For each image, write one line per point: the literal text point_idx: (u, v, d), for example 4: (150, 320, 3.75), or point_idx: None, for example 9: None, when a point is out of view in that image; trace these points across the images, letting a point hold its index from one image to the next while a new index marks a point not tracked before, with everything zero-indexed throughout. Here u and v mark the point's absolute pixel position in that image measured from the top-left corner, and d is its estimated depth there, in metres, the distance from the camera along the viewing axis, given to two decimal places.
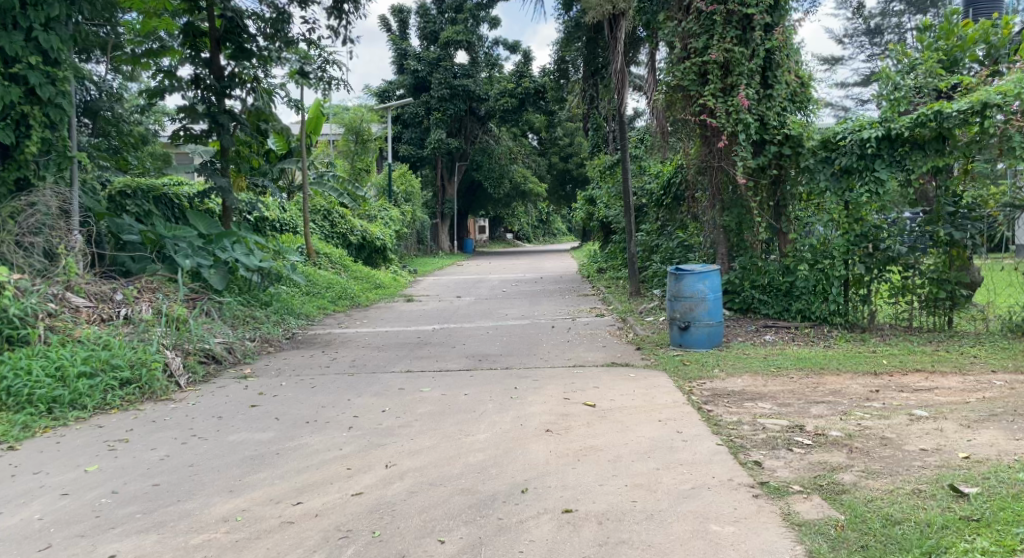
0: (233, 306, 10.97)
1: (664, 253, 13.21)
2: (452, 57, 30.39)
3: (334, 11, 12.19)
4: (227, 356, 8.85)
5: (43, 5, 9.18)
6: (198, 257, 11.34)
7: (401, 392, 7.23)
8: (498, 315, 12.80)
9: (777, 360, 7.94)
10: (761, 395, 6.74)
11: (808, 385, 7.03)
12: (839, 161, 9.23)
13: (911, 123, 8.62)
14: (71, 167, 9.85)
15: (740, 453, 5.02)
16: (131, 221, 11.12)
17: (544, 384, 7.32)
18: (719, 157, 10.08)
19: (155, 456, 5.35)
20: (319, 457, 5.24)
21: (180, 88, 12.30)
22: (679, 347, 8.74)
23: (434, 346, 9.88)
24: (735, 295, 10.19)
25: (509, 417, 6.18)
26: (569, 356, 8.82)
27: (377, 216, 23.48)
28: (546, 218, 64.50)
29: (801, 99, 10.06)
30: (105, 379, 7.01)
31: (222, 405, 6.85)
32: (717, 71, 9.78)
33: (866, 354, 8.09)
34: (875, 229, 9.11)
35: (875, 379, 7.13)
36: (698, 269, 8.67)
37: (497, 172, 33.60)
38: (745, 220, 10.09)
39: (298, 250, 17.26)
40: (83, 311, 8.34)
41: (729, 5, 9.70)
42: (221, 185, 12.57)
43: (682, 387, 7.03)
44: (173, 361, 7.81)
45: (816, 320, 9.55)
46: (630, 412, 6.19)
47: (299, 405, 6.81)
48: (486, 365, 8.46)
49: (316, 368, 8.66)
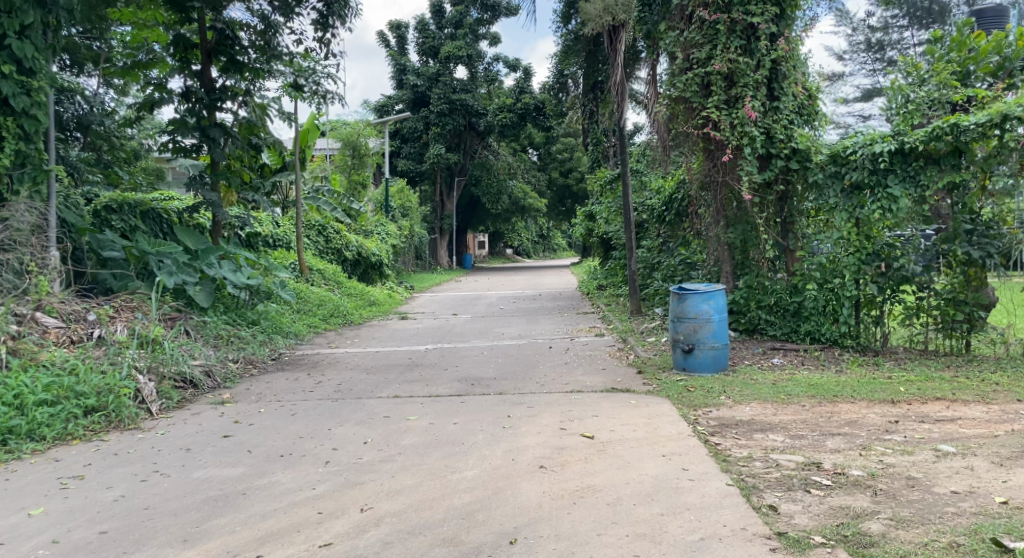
0: (216, 325, 10.48)
1: (666, 270, 12.76)
2: (451, 72, 30.09)
3: (321, 25, 11.84)
4: (205, 381, 8.40)
5: (17, 12, 8.80)
6: (184, 274, 10.88)
7: (386, 421, 6.76)
8: (494, 335, 12.33)
9: (787, 386, 7.46)
10: (772, 426, 6.26)
11: (822, 414, 6.56)
12: (849, 176, 8.77)
13: (925, 137, 8.20)
14: (48, 183, 9.42)
15: (753, 496, 4.57)
16: (113, 236, 10.69)
17: (540, 412, 6.85)
18: (724, 172, 9.68)
19: (109, 496, 4.91)
20: (288, 499, 4.78)
21: (171, 100, 11.90)
22: (682, 371, 8.28)
23: (425, 369, 9.39)
24: (741, 315, 9.73)
25: (500, 451, 5.70)
26: (566, 380, 8.33)
27: (373, 232, 23.05)
28: (546, 234, 64.01)
29: (809, 113, 9.66)
30: (67, 408, 6.56)
31: (192, 436, 6.39)
32: (720, 83, 9.37)
33: (881, 381, 7.59)
34: (887, 246, 8.70)
35: (893, 408, 6.66)
36: (702, 288, 8.21)
37: (496, 188, 33.09)
38: (750, 238, 9.68)
39: (291, 266, 16.80)
40: (52, 332, 7.93)
41: (733, 14, 9.29)
42: (211, 200, 12.13)
43: (687, 416, 6.56)
44: (145, 386, 7.37)
45: (826, 342, 9.07)
46: (631, 445, 5.72)
47: (275, 436, 6.34)
48: (478, 390, 7.98)
49: (299, 393, 8.19)
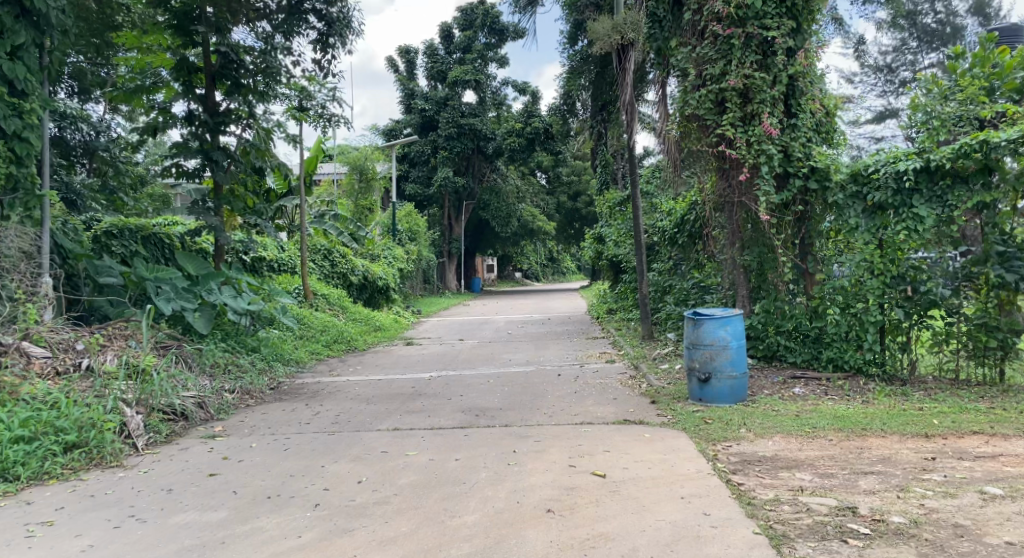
0: (214, 352, 10.05)
1: (679, 294, 12.36)
2: (459, 96, 29.95)
3: (322, 44, 11.58)
4: (196, 412, 8.01)
5: (9, 32, 8.54)
6: (183, 300, 10.49)
7: (383, 456, 6.34)
8: (501, 361, 11.89)
9: (812, 418, 6.99)
10: (798, 462, 5.83)
11: (852, 450, 6.12)
12: (872, 196, 8.35)
13: (952, 154, 7.82)
14: (40, 207, 9.11)
15: (784, 547, 4.28)
16: (110, 263, 10.33)
17: (547, 447, 6.42)
18: (739, 192, 9.30)
19: (76, 546, 4.56)
20: (272, 549, 4.44)
21: (174, 125, 11.60)
22: (699, 401, 7.84)
23: (427, 398, 8.92)
24: (759, 341, 9.31)
25: (504, 491, 5.30)
26: (576, 411, 7.88)
27: (380, 255, 22.63)
28: (555, 257, 63.59)
29: (827, 131, 9.29)
30: (45, 445, 6.20)
31: (176, 474, 6.01)
32: (736, 99, 8.98)
33: (913, 412, 7.12)
34: (913, 269, 8.28)
35: (928, 443, 6.22)
36: (719, 314, 7.77)
37: (505, 212, 32.57)
38: (767, 261, 9.23)
39: (294, 291, 16.47)
40: (36, 363, 7.58)
41: (748, 28, 8.94)
42: (212, 224, 11.76)
43: (705, 452, 6.11)
44: (131, 420, 7.02)
45: (851, 370, 8.59)
46: (646, 485, 5.29)
47: (263, 474, 5.93)
48: (482, 422, 7.53)
49: (293, 425, 7.78)
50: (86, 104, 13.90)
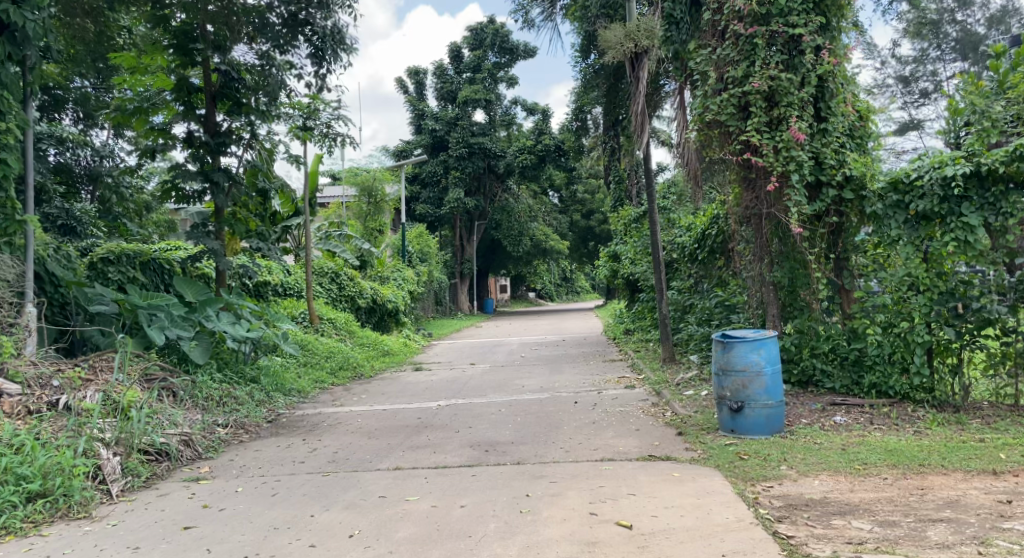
0: (208, 385, 9.36)
1: (703, 313, 11.69)
2: (470, 116, 29.51)
3: (315, 59, 10.78)
4: (182, 451, 7.34)
5: None
6: (179, 328, 9.77)
7: (381, 502, 5.69)
8: (514, 388, 11.15)
9: (861, 452, 6.25)
10: (851, 506, 5.14)
11: (911, 489, 5.42)
12: (915, 205, 7.66)
13: (1006, 157, 7.13)
14: (23, 231, 8.46)
15: None
16: (101, 289, 9.58)
17: (565, 489, 5.72)
18: (768, 202, 8.52)
19: None
20: None
21: (174, 146, 10.95)
22: (731, 432, 7.12)
23: (434, 432, 8.21)
24: (793, 365, 8.57)
25: (515, 549, 4.70)
26: (595, 445, 7.16)
27: (390, 278, 21.99)
28: (568, 275, 62.78)
29: (860, 135, 8.55)
30: (4, 495, 5.60)
31: (149, 527, 5.41)
32: (760, 102, 8.26)
33: (974, 444, 6.38)
34: (963, 283, 7.54)
35: (999, 481, 5.53)
36: (751, 336, 7.06)
37: (517, 230, 31.77)
38: (799, 278, 8.51)
39: (298, 316, 15.81)
40: (5, 401, 6.91)
41: (771, 26, 8.27)
42: (212, 248, 11.02)
43: (744, 494, 5.40)
44: (106, 464, 6.40)
45: (896, 396, 7.86)
46: (680, 540, 4.65)
47: (244, 527, 5.30)
48: (493, 460, 6.83)
49: (288, 464, 7.13)
50: (90, 129, 13.33)
